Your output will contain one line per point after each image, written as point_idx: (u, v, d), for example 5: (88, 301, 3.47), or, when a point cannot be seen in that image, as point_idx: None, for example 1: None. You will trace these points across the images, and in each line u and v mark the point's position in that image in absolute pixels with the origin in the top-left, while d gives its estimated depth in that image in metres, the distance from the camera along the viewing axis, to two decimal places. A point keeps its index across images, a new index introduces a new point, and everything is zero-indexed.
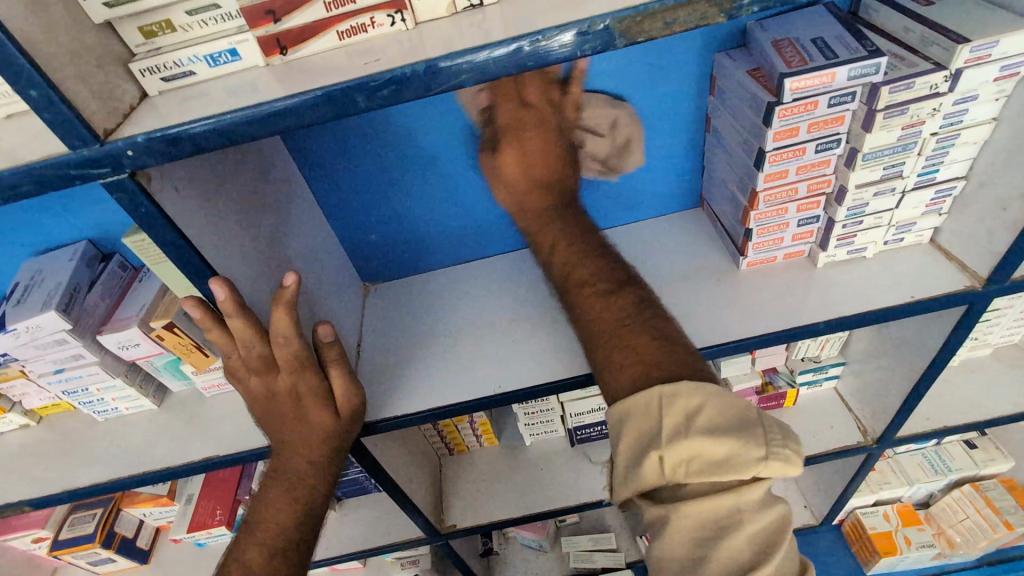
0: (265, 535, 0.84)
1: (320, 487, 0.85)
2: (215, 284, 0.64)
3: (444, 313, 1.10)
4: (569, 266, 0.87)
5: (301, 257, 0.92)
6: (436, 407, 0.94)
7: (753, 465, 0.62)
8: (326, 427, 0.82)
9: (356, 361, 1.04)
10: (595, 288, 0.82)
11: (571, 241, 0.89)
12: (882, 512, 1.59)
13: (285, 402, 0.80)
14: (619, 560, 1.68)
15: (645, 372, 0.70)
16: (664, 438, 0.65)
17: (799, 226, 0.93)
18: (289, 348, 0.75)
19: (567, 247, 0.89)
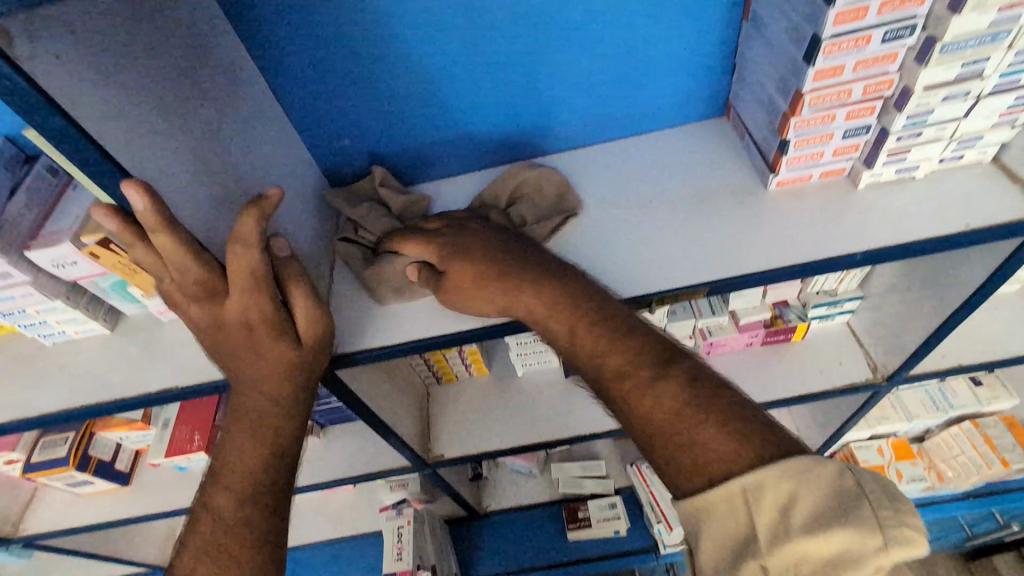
0: (232, 479, 0.75)
1: (290, 424, 0.77)
2: (127, 187, 0.56)
3: None
4: (597, 357, 0.74)
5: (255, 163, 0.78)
6: (419, 339, 0.84)
7: (875, 557, 0.53)
8: (290, 354, 0.74)
9: (328, 286, 0.92)
10: (636, 379, 0.70)
11: (591, 322, 0.75)
12: (876, 446, 1.56)
13: (240, 328, 0.72)
14: (608, 487, 1.67)
15: (717, 469, 0.62)
16: (762, 541, 0.58)
17: (845, 137, 0.79)
18: (245, 257, 0.68)
19: (588, 329, 0.75)
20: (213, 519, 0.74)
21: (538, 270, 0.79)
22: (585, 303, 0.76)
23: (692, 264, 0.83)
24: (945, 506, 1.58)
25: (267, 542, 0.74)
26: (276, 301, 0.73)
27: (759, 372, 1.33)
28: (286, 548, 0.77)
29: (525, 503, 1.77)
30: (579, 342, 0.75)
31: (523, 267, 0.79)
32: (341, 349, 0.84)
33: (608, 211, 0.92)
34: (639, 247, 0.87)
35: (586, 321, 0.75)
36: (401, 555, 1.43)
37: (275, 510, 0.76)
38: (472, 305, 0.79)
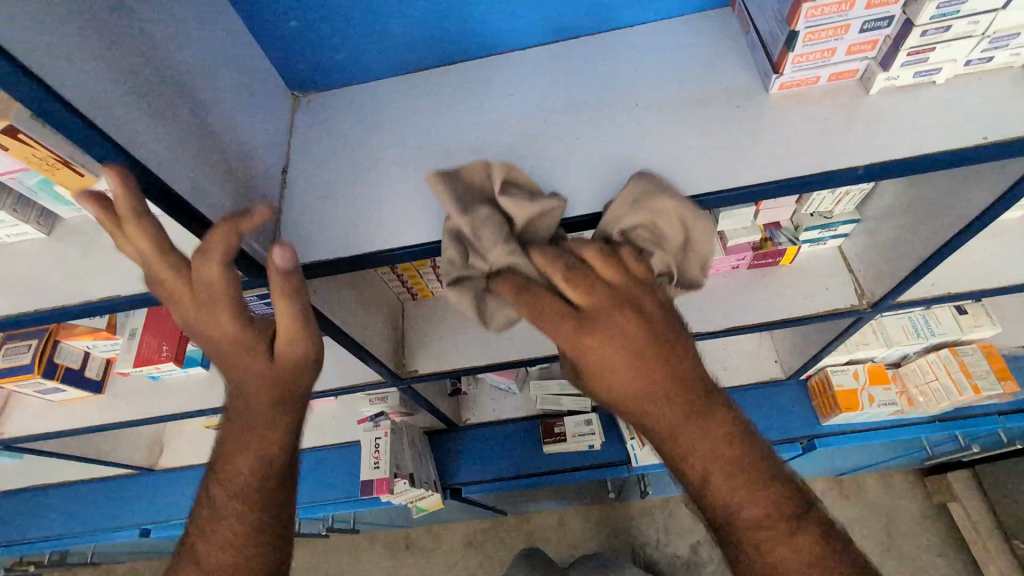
0: (227, 479, 0.76)
1: (277, 433, 0.75)
2: (104, 173, 0.56)
3: (393, 140, 0.88)
4: (733, 504, 0.65)
5: (176, 43, 0.67)
6: (384, 249, 0.79)
7: None
8: (265, 365, 0.71)
9: (281, 191, 0.84)
10: (774, 531, 0.63)
11: (732, 469, 0.65)
12: (852, 370, 1.56)
13: (217, 342, 0.69)
14: (584, 404, 1.69)
15: None
16: None
17: (861, 31, 0.69)
18: (207, 271, 0.65)
19: (723, 467, 0.65)
20: (213, 519, 0.76)
21: (686, 396, 0.67)
22: (732, 448, 0.66)
23: (676, 179, 0.76)
24: (911, 429, 1.61)
25: (264, 553, 0.75)
26: (247, 314, 0.69)
27: (742, 296, 1.29)
28: (290, 557, 0.79)
29: (503, 417, 1.80)
30: (710, 483, 0.66)
31: (677, 398, 0.67)
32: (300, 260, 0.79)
33: (591, 117, 0.83)
34: (619, 160, 0.79)
35: (729, 468, 0.65)
36: (379, 465, 1.46)
37: (269, 517, 0.76)
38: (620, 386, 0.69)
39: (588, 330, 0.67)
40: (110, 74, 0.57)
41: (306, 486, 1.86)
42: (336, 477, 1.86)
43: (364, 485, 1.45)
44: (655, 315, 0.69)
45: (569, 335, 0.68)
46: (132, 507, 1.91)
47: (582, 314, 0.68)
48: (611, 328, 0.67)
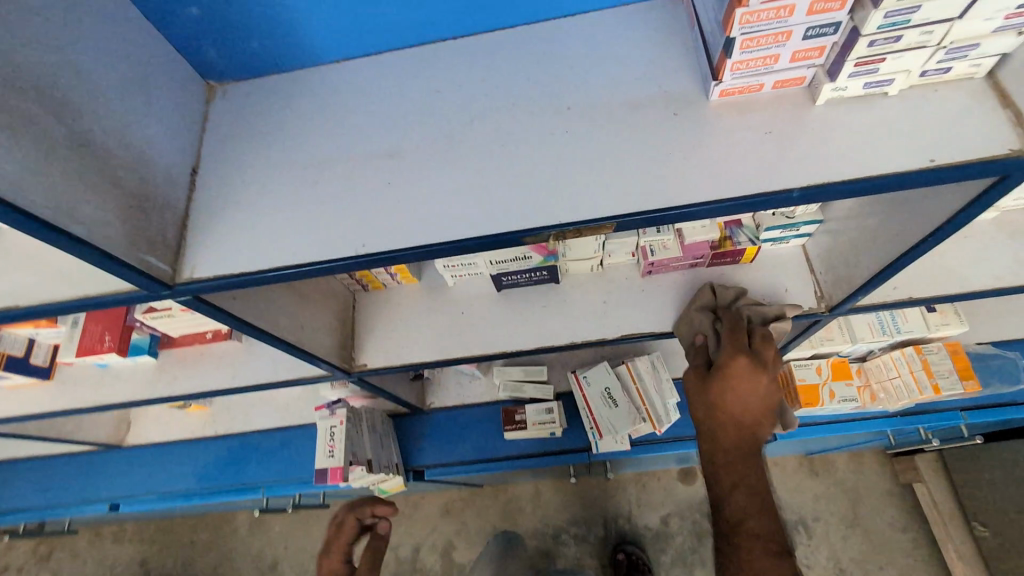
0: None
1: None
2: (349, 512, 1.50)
3: (311, 139, 0.81)
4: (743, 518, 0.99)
5: (45, 40, 0.61)
6: (296, 264, 0.72)
7: None
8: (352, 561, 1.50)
9: (188, 195, 0.78)
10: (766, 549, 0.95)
11: (741, 481, 1.02)
12: (815, 365, 1.55)
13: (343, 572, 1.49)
14: (547, 392, 1.67)
15: None
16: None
17: (805, 38, 0.62)
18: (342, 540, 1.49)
19: (745, 492, 1.01)
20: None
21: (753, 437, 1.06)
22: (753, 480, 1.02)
23: (603, 195, 0.71)
24: (871, 422, 1.60)
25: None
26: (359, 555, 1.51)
27: (700, 295, 1.24)
28: None
29: (466, 402, 1.80)
30: (724, 480, 1.04)
31: (734, 441, 1.06)
32: (206, 274, 0.73)
33: (520, 122, 0.77)
34: (546, 172, 0.73)
35: (733, 482, 1.02)
36: (333, 454, 1.45)
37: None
38: (734, 468, 1.04)
39: (726, 378, 1.06)
40: None
41: (271, 465, 1.87)
42: (301, 457, 1.86)
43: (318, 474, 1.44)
44: (763, 393, 1.05)
45: (716, 387, 1.07)
46: (101, 482, 1.93)
47: (722, 369, 1.07)
48: (752, 388, 1.05)
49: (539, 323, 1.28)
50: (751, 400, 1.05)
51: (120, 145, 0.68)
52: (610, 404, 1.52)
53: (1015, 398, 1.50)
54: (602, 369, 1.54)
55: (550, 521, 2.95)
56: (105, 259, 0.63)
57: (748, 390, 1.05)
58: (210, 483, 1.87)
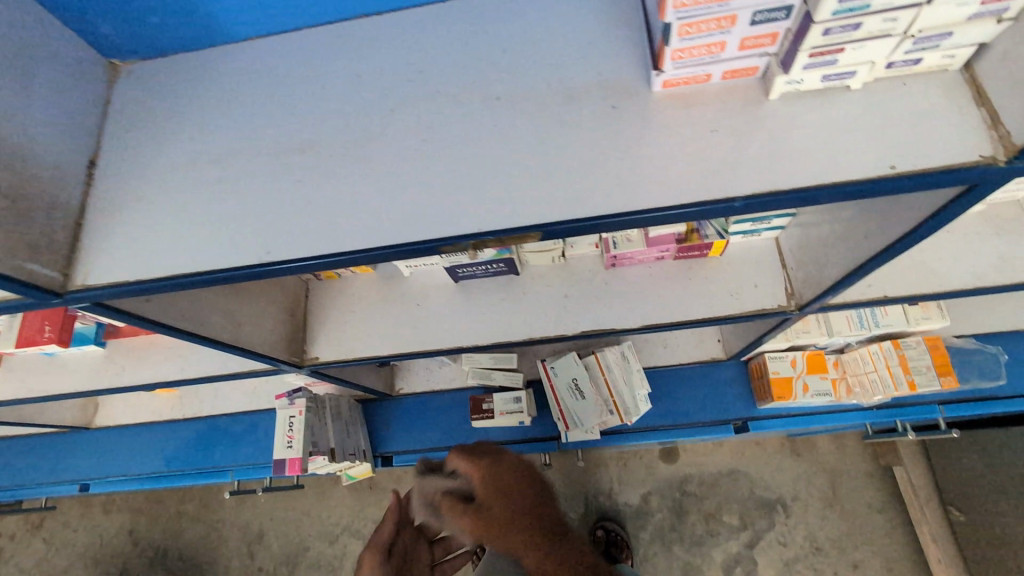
0: None
1: None
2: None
3: (219, 128, 0.74)
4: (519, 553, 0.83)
5: None
6: (197, 273, 0.66)
7: None
8: None
9: (85, 192, 0.72)
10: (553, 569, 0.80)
11: (509, 535, 0.85)
12: (790, 358, 1.49)
13: None
14: (516, 380, 1.63)
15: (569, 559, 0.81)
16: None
17: (752, 24, 0.54)
18: None
19: (538, 555, 0.82)
20: None
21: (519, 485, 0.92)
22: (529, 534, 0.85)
23: (529, 200, 0.64)
24: (848, 415, 1.55)
25: None
26: None
27: (666, 289, 1.18)
28: None
29: (436, 388, 1.76)
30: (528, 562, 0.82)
31: (519, 525, 0.86)
32: (102, 280, 0.68)
33: (445, 112, 0.69)
34: (470, 172, 0.66)
35: (504, 535, 0.85)
36: (292, 444, 1.41)
37: None
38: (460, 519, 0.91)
39: (476, 506, 0.90)
40: None
41: (241, 449, 1.85)
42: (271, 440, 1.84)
43: (278, 464, 1.41)
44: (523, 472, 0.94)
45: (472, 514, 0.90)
46: (72, 463, 1.91)
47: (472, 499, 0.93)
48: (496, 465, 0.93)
49: (498, 316, 1.22)
50: (505, 482, 0.92)
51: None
52: (578, 395, 1.48)
53: (996, 393, 1.45)
54: (570, 360, 1.48)
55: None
56: None
57: (488, 479, 0.92)
58: (181, 464, 1.86)
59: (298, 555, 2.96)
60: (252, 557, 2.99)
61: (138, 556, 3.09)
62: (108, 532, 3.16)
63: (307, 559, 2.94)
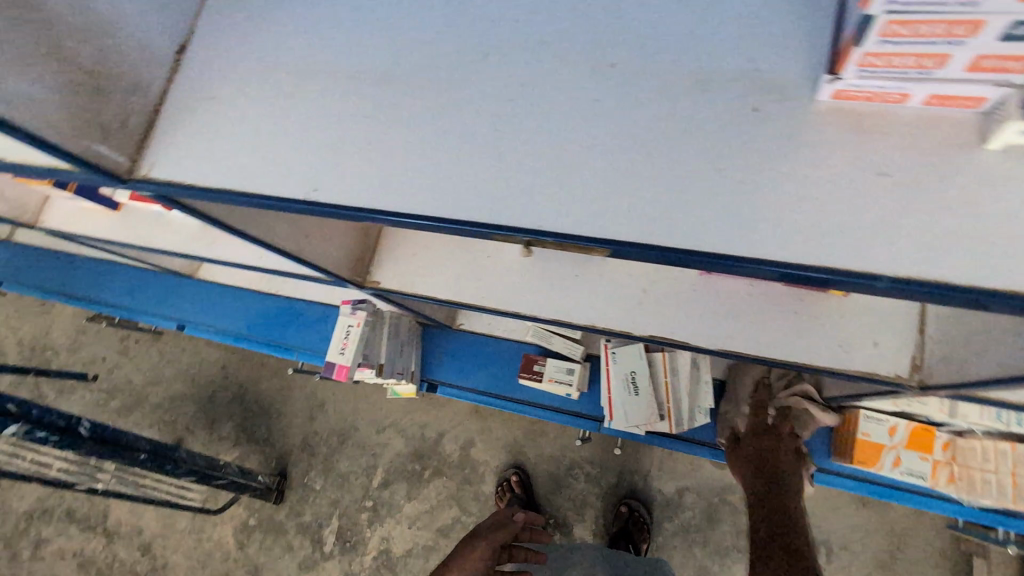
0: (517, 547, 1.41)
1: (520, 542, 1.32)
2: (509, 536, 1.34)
3: (303, 35, 0.66)
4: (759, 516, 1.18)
5: None
6: (244, 193, 0.62)
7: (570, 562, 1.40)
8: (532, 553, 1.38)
9: (167, 78, 0.68)
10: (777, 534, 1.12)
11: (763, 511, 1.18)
12: (890, 424, 1.28)
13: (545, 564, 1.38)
14: (575, 351, 1.57)
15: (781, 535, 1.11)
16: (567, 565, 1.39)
17: (1004, 38, 0.36)
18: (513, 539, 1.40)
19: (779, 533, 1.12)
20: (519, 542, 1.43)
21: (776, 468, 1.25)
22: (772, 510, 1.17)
23: (611, 204, 0.50)
24: (947, 505, 1.28)
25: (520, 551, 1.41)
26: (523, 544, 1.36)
27: (763, 317, 1.00)
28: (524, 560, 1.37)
29: (495, 334, 1.74)
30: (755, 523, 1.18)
31: (777, 504, 1.18)
32: (159, 175, 0.65)
33: (541, 68, 0.55)
34: (554, 149, 0.53)
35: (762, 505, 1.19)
36: (343, 352, 1.45)
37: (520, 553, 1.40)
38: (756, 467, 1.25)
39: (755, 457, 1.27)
40: None
41: (310, 334, 1.97)
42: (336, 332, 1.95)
43: (328, 365, 1.47)
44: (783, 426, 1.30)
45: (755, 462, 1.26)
46: (175, 303, 2.14)
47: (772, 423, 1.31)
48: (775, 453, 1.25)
49: (567, 294, 1.10)
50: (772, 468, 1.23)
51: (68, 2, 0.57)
52: (632, 390, 1.38)
53: None
54: (635, 351, 1.38)
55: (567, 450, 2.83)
56: (29, 139, 0.56)
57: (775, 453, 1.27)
58: (258, 332, 2.03)
59: (347, 432, 3.16)
60: (310, 422, 3.24)
61: (224, 388, 3.47)
62: (206, 361, 3.57)
63: (354, 438, 3.14)
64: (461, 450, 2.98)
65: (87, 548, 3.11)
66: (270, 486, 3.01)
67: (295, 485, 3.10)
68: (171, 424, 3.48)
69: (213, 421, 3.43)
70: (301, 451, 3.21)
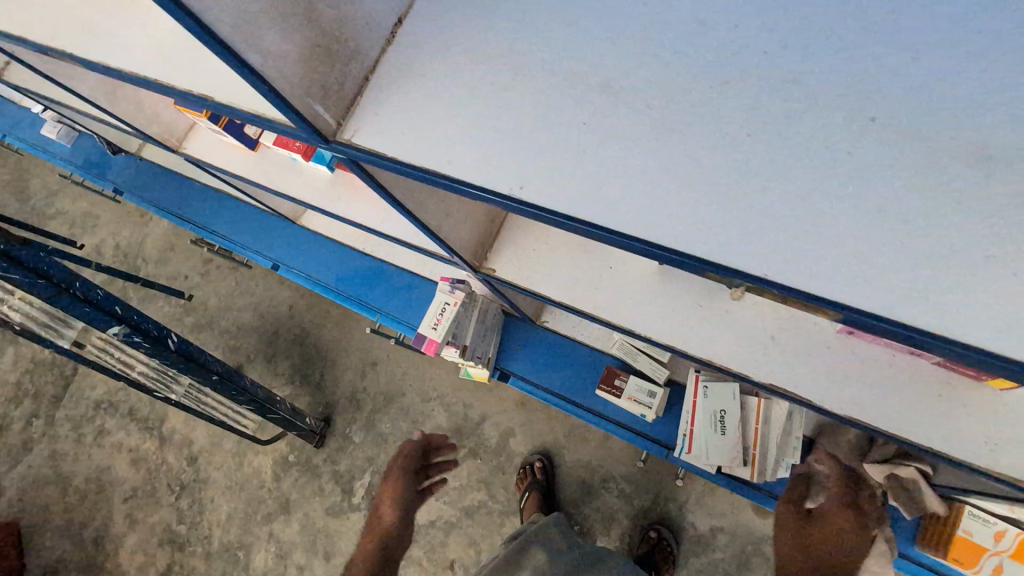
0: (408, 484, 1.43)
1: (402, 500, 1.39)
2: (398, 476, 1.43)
3: (526, 24, 0.64)
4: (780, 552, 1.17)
5: None
6: (450, 177, 0.65)
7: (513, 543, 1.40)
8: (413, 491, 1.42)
9: (383, 46, 0.70)
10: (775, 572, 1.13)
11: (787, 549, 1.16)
12: (997, 530, 1.20)
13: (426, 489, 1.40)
14: (660, 374, 1.53)
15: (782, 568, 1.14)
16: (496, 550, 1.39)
17: None
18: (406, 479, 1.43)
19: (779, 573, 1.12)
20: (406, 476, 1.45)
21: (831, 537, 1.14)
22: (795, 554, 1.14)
23: (837, 267, 0.51)
24: None
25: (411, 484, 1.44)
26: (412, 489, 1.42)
27: (896, 391, 0.94)
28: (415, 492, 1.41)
29: (579, 338, 1.72)
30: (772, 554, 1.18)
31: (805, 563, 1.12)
32: (367, 145, 0.68)
33: (794, 108, 0.53)
34: (791, 198, 0.53)
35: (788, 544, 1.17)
36: (436, 327, 1.48)
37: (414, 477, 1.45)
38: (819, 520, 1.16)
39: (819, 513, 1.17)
40: None
41: (395, 298, 2.03)
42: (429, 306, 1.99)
43: (418, 337, 1.49)
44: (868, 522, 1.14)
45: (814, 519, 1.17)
46: (274, 243, 2.24)
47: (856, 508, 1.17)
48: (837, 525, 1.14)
49: (683, 324, 1.09)
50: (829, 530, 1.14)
51: None
52: (718, 429, 1.34)
53: None
54: (729, 391, 1.33)
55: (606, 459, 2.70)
56: (272, 94, 0.59)
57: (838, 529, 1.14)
58: (346, 286, 2.09)
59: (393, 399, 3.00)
60: (361, 377, 3.09)
61: (288, 330, 3.30)
62: (274, 300, 3.37)
63: (399, 403, 2.97)
64: (500, 437, 2.86)
65: (141, 447, 3.05)
66: (313, 429, 2.89)
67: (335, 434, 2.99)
68: (233, 351, 3.36)
69: (272, 357, 3.28)
70: (348, 403, 3.07)
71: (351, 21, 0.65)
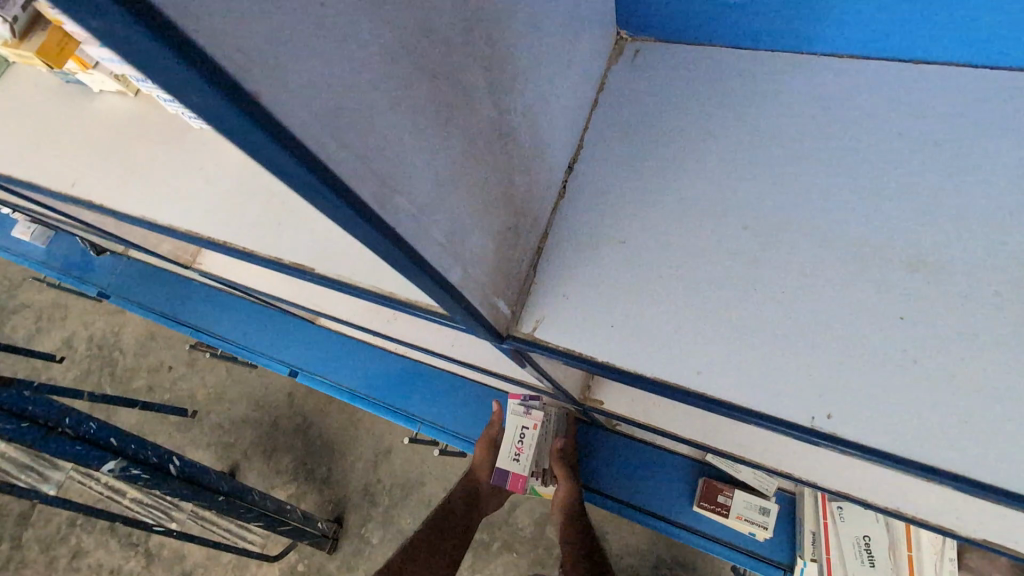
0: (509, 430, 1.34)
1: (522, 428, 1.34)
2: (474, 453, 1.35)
3: (762, 184, 0.50)
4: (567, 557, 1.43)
5: (522, 15, 0.39)
6: (699, 394, 0.46)
7: None
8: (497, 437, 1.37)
9: (554, 207, 0.54)
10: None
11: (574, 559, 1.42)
12: None
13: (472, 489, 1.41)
14: (768, 486, 1.34)
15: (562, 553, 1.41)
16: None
17: None
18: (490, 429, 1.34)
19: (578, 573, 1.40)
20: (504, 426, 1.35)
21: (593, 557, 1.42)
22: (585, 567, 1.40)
23: None
24: None
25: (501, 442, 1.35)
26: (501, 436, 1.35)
27: None
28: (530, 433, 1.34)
29: (661, 443, 1.50)
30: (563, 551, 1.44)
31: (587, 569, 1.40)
32: (562, 346, 0.50)
33: None
34: None
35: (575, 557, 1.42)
36: (519, 458, 1.24)
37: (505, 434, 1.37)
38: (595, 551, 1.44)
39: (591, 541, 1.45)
40: (403, 87, 0.29)
41: (436, 404, 1.81)
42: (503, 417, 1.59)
43: (499, 473, 1.25)
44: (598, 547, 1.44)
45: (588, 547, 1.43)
46: (290, 345, 2.01)
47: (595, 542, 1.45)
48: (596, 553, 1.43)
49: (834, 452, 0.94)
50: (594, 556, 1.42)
51: (527, 135, 0.44)
52: (865, 560, 1.16)
53: None
54: None
55: (660, 543, 2.05)
56: (463, 311, 0.42)
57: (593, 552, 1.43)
58: (378, 394, 1.86)
59: (413, 486, 2.52)
60: (374, 469, 2.59)
61: (288, 418, 2.76)
62: (273, 385, 2.83)
63: (420, 495, 2.49)
64: (537, 524, 2.16)
65: (124, 567, 2.51)
66: (324, 534, 2.41)
67: (350, 535, 2.50)
68: (228, 450, 2.76)
69: (272, 452, 2.72)
70: (361, 500, 2.56)
71: (535, 192, 0.49)
